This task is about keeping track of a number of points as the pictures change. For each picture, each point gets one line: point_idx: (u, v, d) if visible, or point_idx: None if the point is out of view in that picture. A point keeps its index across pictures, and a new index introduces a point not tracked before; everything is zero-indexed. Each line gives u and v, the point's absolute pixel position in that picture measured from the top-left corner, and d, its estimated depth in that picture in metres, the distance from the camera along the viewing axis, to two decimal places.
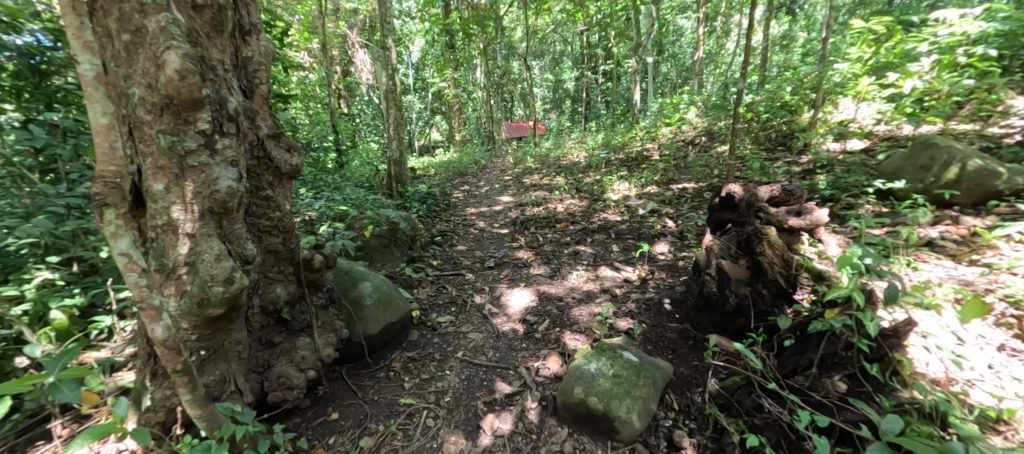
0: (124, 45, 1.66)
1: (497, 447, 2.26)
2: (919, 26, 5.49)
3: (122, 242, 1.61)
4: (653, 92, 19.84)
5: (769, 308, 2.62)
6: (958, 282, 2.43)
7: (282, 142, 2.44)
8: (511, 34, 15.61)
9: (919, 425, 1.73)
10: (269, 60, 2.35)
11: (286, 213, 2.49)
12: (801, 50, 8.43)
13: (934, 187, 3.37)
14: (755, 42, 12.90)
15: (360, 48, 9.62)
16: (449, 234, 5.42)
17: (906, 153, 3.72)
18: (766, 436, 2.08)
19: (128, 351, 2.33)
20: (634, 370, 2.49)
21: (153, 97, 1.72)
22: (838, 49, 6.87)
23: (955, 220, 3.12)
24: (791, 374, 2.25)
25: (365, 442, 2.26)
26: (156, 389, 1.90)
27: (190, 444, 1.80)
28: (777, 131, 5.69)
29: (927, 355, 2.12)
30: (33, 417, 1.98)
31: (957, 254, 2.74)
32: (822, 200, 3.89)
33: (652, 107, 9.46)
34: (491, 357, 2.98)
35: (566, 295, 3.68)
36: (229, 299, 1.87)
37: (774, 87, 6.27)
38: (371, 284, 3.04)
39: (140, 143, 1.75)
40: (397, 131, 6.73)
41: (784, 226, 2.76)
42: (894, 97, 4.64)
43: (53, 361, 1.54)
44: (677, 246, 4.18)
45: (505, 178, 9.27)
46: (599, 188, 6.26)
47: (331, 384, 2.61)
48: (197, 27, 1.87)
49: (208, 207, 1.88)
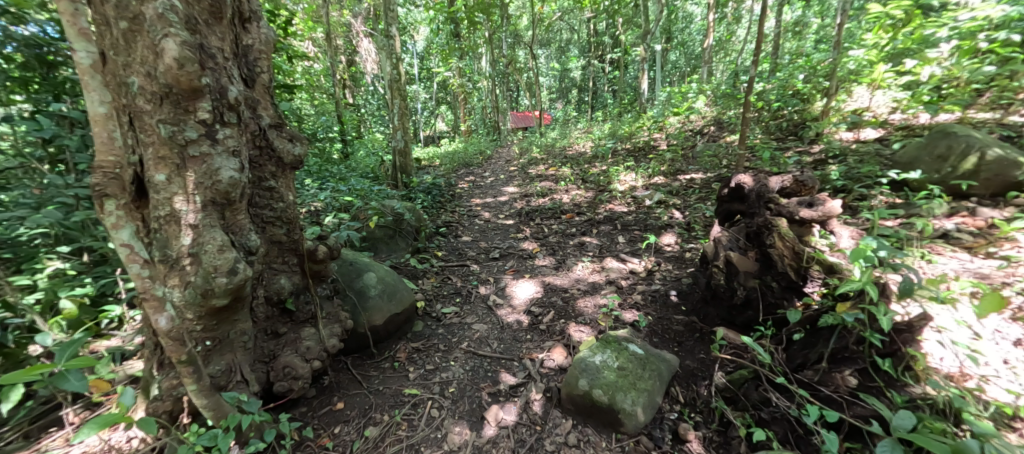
0: (123, 32, 1.65)
1: (501, 439, 2.26)
2: (939, 11, 5.27)
3: (124, 232, 1.62)
4: (661, 80, 19.58)
5: (777, 300, 2.56)
6: (974, 275, 2.36)
7: (284, 132, 2.43)
8: (516, 22, 15.39)
9: (931, 421, 1.70)
10: (270, 48, 2.32)
11: (290, 204, 2.48)
12: (814, 38, 8.24)
13: (950, 178, 3.27)
14: (767, 28, 12.57)
15: (365, 36, 9.48)
16: (454, 225, 5.41)
17: (922, 143, 3.62)
18: (773, 430, 2.06)
19: (139, 340, 2.34)
20: (639, 363, 2.46)
21: (153, 86, 1.70)
22: (853, 35, 6.72)
23: (972, 211, 3.03)
24: (799, 368, 2.22)
25: (371, 432, 2.28)
26: (163, 379, 1.91)
27: (197, 433, 1.82)
28: (789, 121, 5.62)
29: (941, 350, 2.08)
30: (47, 404, 2.02)
31: (973, 247, 2.68)
32: (834, 192, 3.82)
33: (660, 96, 9.31)
34: (495, 348, 2.98)
35: (571, 286, 3.66)
36: (233, 290, 1.87)
37: (786, 74, 6.08)
38: (376, 275, 3.06)
39: (140, 133, 1.74)
40: (402, 121, 6.71)
41: (795, 217, 2.69)
42: (910, 85, 4.52)
43: (62, 350, 1.55)
44: (684, 237, 4.13)
45: (510, 168, 9.23)
46: (606, 178, 6.20)
47: (337, 374, 2.62)
48: (196, 14, 1.85)
49: (210, 198, 1.87)
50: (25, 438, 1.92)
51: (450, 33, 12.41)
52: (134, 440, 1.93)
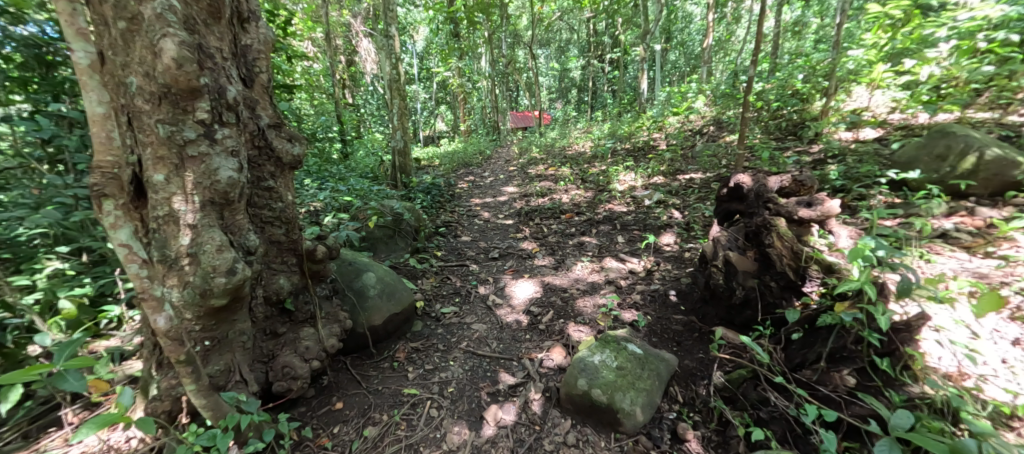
0: (121, 33, 1.65)
1: (500, 439, 2.26)
2: (938, 10, 5.26)
3: (122, 232, 1.62)
4: (660, 80, 19.61)
5: (777, 300, 2.56)
6: (973, 275, 2.36)
7: (283, 132, 2.43)
8: (516, 22, 15.40)
9: (929, 420, 1.71)
10: (269, 48, 2.32)
11: (289, 204, 2.48)
12: (813, 38, 8.26)
13: (949, 178, 3.28)
14: (767, 28, 12.58)
15: (364, 36, 9.45)
16: (454, 225, 5.41)
17: (921, 143, 3.62)
18: (772, 429, 2.06)
19: (138, 340, 2.34)
20: (638, 363, 2.46)
21: (151, 87, 1.71)
22: (852, 35, 6.73)
23: (971, 211, 3.03)
24: (798, 367, 2.23)
25: (370, 432, 2.28)
26: (163, 379, 1.91)
27: (195, 433, 1.82)
28: (788, 120, 5.62)
29: (939, 349, 2.09)
30: (46, 404, 2.01)
31: (971, 246, 2.69)
32: (833, 191, 3.82)
33: (659, 96, 9.32)
34: (495, 348, 2.98)
35: (571, 286, 3.66)
36: (232, 290, 1.87)
37: (785, 74, 6.08)
38: (375, 275, 3.06)
39: (139, 133, 1.74)
40: (402, 121, 6.71)
41: (794, 217, 2.70)
42: (909, 85, 4.52)
43: (61, 350, 1.55)
44: (683, 237, 4.14)
45: (510, 168, 9.24)
46: (605, 178, 6.20)
47: (336, 374, 2.63)
48: (194, 14, 1.85)
49: (208, 198, 1.87)
50: (24, 438, 1.92)
51: (449, 33, 12.39)
52: (133, 439, 1.94)
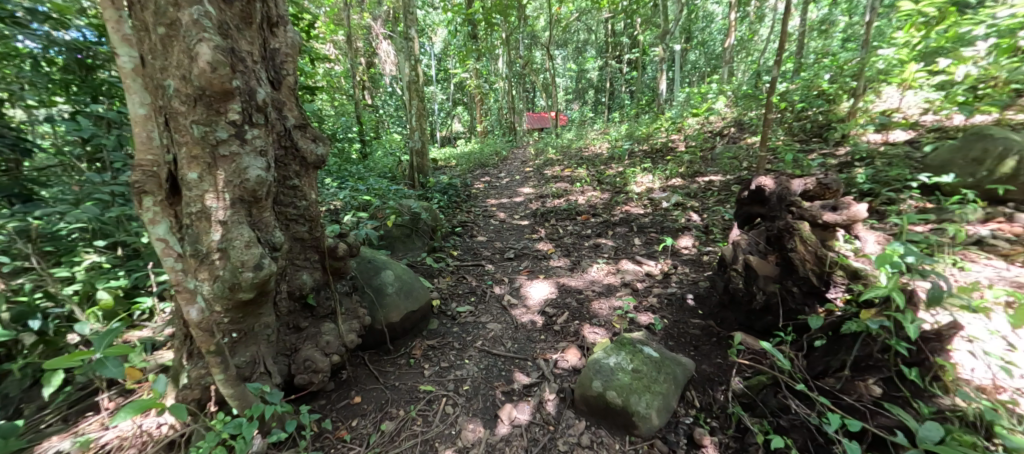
0: (161, 38, 1.74)
1: (514, 437, 2.28)
2: (977, 6, 5.05)
3: (159, 228, 1.74)
4: (680, 81, 19.32)
5: (799, 306, 2.52)
6: (1010, 284, 2.26)
7: (308, 133, 2.51)
8: (533, 23, 15.40)
9: (961, 433, 1.64)
10: (296, 51, 2.39)
11: (312, 202, 2.55)
12: (842, 37, 8.07)
13: (986, 182, 3.15)
14: (794, 25, 12.27)
15: (384, 39, 9.62)
16: (469, 225, 5.46)
17: (956, 145, 3.48)
18: (792, 437, 2.02)
19: (169, 331, 2.45)
20: (654, 366, 2.45)
21: (187, 89, 1.78)
22: (883, 33, 6.55)
23: (1009, 217, 2.91)
24: (820, 375, 2.17)
25: (387, 426, 2.33)
26: (192, 368, 1.99)
27: (223, 421, 1.89)
28: (814, 122, 5.46)
29: (973, 361, 2.00)
30: (83, 390, 2.12)
31: (1009, 254, 2.57)
32: (860, 195, 3.70)
33: (679, 97, 9.17)
34: (509, 348, 3.00)
35: (586, 288, 3.66)
36: (259, 284, 1.93)
37: (811, 74, 5.95)
38: (393, 273, 3.12)
39: (175, 134, 1.82)
40: (419, 122, 6.78)
41: (818, 220, 2.61)
42: (944, 85, 4.36)
43: (100, 339, 1.63)
44: (701, 240, 4.08)
45: (526, 169, 9.23)
46: (622, 180, 6.14)
47: (354, 369, 2.69)
48: (227, 19, 1.93)
49: (238, 196, 1.95)
50: (64, 421, 2.03)
51: (468, 35, 12.46)
52: (164, 425, 2.01)
